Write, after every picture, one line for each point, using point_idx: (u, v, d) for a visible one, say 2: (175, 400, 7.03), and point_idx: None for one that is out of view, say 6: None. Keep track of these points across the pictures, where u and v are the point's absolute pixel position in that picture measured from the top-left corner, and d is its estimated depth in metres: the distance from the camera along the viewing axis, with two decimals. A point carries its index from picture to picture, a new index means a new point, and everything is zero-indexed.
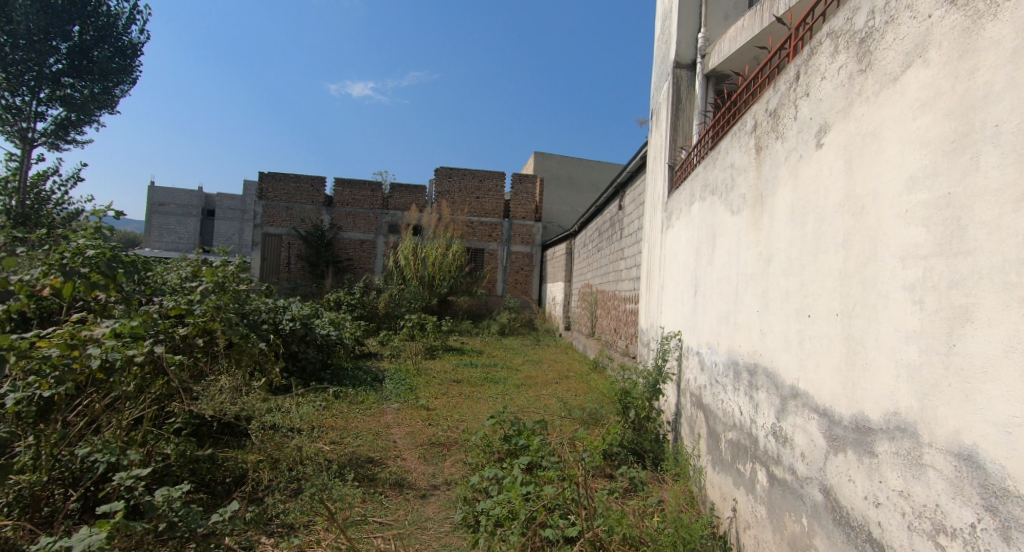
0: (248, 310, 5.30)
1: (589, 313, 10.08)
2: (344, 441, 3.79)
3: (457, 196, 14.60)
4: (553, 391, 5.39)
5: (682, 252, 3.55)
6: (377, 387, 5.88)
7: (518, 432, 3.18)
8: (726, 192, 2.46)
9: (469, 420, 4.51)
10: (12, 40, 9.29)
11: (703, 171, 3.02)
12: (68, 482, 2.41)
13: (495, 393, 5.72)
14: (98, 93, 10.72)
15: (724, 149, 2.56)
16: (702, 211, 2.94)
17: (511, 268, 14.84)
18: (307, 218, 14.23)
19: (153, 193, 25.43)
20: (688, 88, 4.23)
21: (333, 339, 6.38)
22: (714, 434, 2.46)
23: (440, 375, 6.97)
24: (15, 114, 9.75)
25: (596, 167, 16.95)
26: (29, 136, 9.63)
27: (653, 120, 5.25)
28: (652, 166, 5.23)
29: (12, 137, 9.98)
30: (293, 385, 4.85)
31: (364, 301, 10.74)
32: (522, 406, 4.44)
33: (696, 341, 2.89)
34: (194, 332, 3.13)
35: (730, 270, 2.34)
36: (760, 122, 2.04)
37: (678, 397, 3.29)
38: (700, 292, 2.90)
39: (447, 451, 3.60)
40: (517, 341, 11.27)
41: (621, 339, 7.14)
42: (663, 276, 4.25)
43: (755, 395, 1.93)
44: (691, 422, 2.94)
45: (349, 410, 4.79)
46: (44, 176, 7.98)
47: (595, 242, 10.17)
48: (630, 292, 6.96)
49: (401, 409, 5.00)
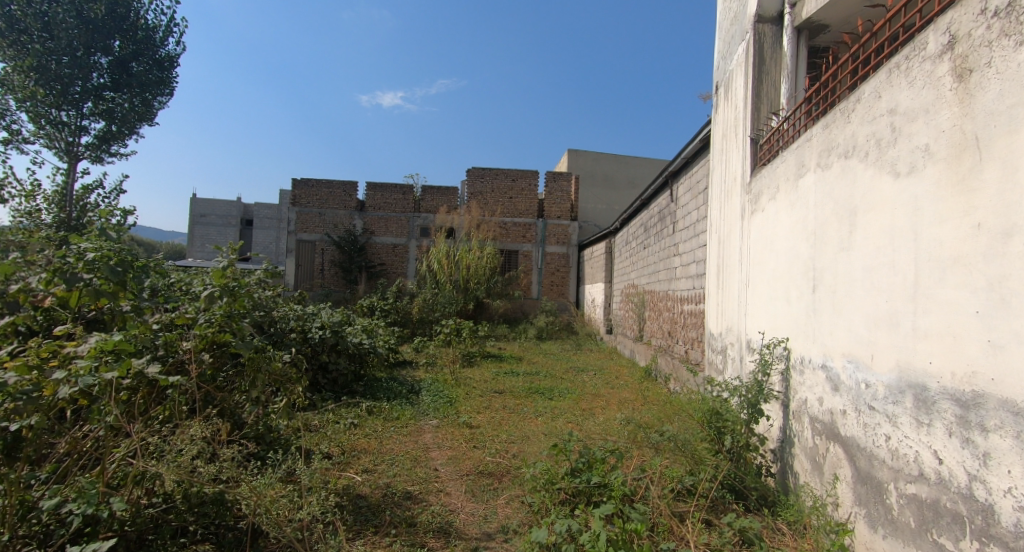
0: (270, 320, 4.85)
1: (635, 314, 9.37)
2: (377, 470, 3.25)
3: (490, 197, 14.10)
4: (613, 408, 4.74)
5: (780, 240, 2.93)
6: (413, 401, 5.34)
7: (588, 464, 2.59)
8: (877, 151, 1.85)
9: (520, 442, 3.92)
10: (55, 58, 9.47)
11: (819, 134, 2.40)
12: (37, 541, 1.87)
13: (545, 407, 5.12)
14: (137, 106, 10.78)
15: (867, 97, 1.95)
16: (822, 183, 2.32)
17: (547, 270, 14.21)
18: (340, 223, 13.96)
19: (194, 204, 25.88)
20: (773, 48, 3.60)
21: (366, 348, 5.88)
22: (869, 482, 1.85)
23: (480, 385, 6.41)
24: (60, 130, 9.85)
25: (634, 162, 16.12)
26: (73, 151, 9.78)
27: (720, 92, 4.61)
28: (719, 147, 4.59)
29: (56, 152, 10.09)
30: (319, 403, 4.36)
31: (396, 306, 10.33)
32: (582, 430, 3.84)
33: (823, 351, 2.27)
34: (201, 346, 2.61)
35: (890, 256, 1.75)
36: (965, 39, 1.42)
37: (789, 420, 2.67)
38: (824, 288, 2.29)
39: (497, 484, 3.02)
40: (557, 346, 10.65)
41: (679, 345, 6.44)
42: (745, 273, 3.63)
43: (977, 441, 1.32)
44: (817, 458, 2.32)
45: (382, 429, 4.28)
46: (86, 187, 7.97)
47: (641, 238, 9.45)
48: (688, 293, 6.26)
49: (440, 427, 4.45)
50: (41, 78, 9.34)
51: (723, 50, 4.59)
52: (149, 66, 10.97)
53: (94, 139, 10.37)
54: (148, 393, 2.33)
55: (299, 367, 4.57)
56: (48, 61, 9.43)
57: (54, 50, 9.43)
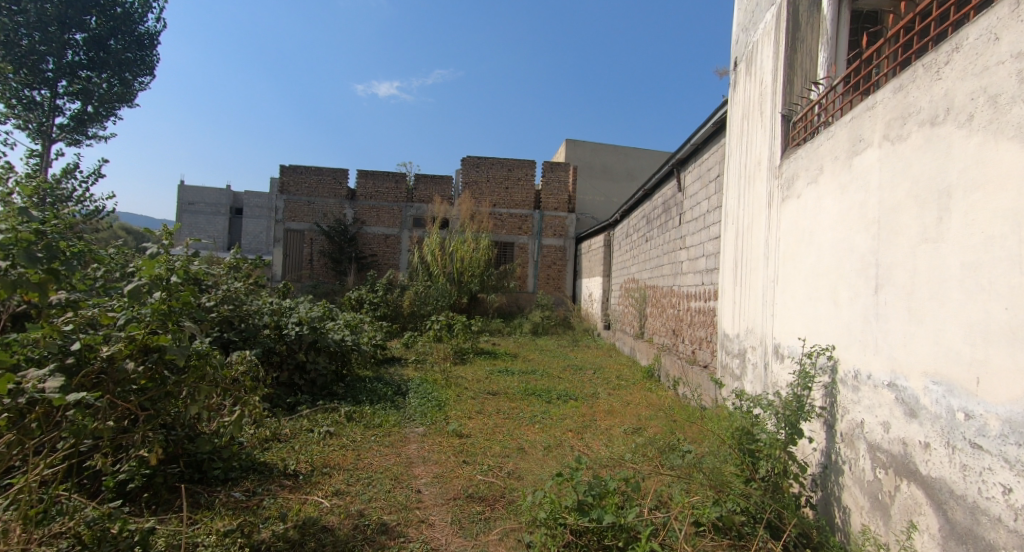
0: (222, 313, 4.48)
1: (635, 310, 8.96)
2: (349, 493, 2.82)
3: (485, 187, 13.62)
4: (619, 420, 4.32)
5: (821, 230, 2.52)
6: (399, 404, 4.90)
7: (599, 498, 2.18)
8: (988, 113, 1.44)
9: (515, 456, 3.50)
10: (26, 33, 8.89)
11: (885, 100, 1.98)
12: None
13: (543, 414, 4.71)
14: (116, 87, 10.23)
15: (969, 44, 1.52)
16: (889, 158, 1.92)
17: (544, 263, 13.77)
18: (330, 212, 13.45)
19: (182, 192, 25.31)
20: (809, 11, 3.16)
21: (348, 345, 5.42)
22: (974, 542, 1.43)
23: (473, 385, 5.98)
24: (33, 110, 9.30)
25: (633, 154, 15.64)
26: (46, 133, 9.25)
27: (740, 67, 4.16)
28: (738, 129, 4.15)
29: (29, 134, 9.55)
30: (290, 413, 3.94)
31: (386, 299, 9.88)
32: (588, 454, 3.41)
33: (890, 366, 1.87)
34: (125, 352, 2.14)
35: (1012, 248, 1.35)
36: None
37: (836, 444, 2.26)
38: (890, 288, 1.89)
39: (489, 513, 2.60)
40: (553, 341, 10.23)
41: (686, 345, 6.04)
42: (771, 269, 3.22)
43: None
44: (882, 497, 1.91)
45: (363, 439, 3.85)
46: (56, 169, 7.50)
47: (642, 231, 9.01)
48: (696, 289, 5.85)
49: (427, 436, 4.03)
50: (10, 55, 8.77)
51: (744, 21, 4.14)
52: (128, 44, 10.41)
53: (69, 121, 9.81)
54: (42, 416, 1.91)
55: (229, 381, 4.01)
56: (18, 37, 8.85)
57: (25, 25, 8.85)
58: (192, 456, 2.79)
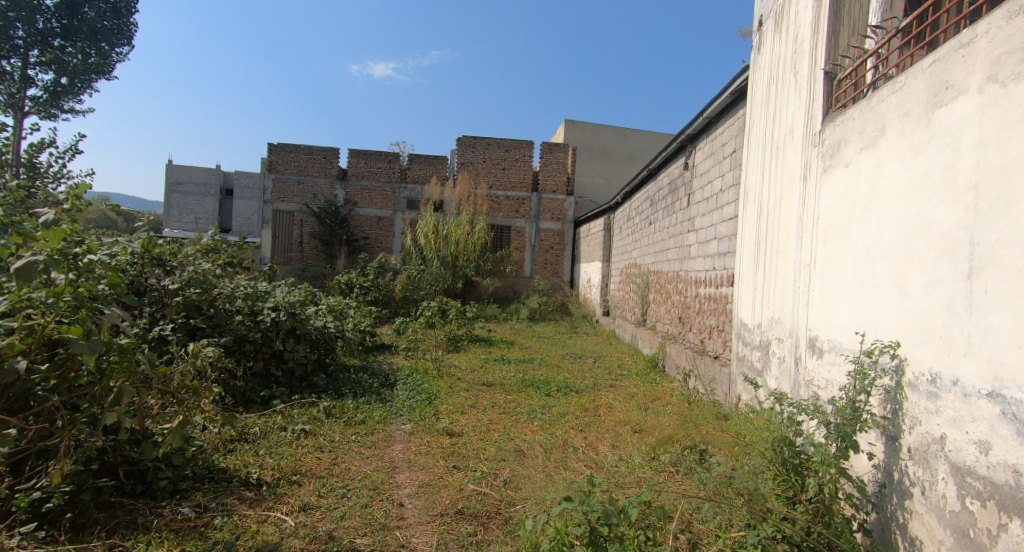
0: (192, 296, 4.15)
1: (637, 297, 8.57)
2: (319, 509, 2.44)
3: (481, 168, 13.11)
4: (625, 421, 3.94)
5: (879, 203, 2.10)
6: (385, 398, 4.49)
7: (615, 531, 1.80)
8: None
9: (511, 459, 3.13)
10: None
11: (989, 34, 1.58)
12: None
13: (542, 409, 4.33)
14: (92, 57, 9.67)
15: None
16: (999, 106, 1.53)
17: (541, 247, 13.32)
18: (320, 193, 12.94)
19: (171, 171, 24.63)
20: None
21: (331, 332, 5.02)
22: None
23: (466, 375, 5.59)
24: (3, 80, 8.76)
25: (634, 135, 15.09)
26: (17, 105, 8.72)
27: (765, 26, 3.72)
28: (762, 96, 3.71)
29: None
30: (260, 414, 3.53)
31: (377, 283, 9.47)
32: (596, 463, 3.02)
33: (997, 370, 1.48)
34: (20, 347, 1.83)
35: None
36: None
37: (899, 462, 1.85)
38: (998, 270, 1.50)
39: (481, 536, 2.23)
40: (551, 328, 9.85)
41: (694, 334, 5.64)
42: (806, 251, 2.80)
43: None
44: (976, 537, 1.52)
45: (343, 439, 3.46)
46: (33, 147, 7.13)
47: (645, 213, 8.57)
48: (706, 274, 5.44)
49: (414, 434, 3.64)
50: None
51: None
52: (103, 12, 9.89)
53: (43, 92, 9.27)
54: None
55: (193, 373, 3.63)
56: None
57: None
58: (133, 464, 2.39)
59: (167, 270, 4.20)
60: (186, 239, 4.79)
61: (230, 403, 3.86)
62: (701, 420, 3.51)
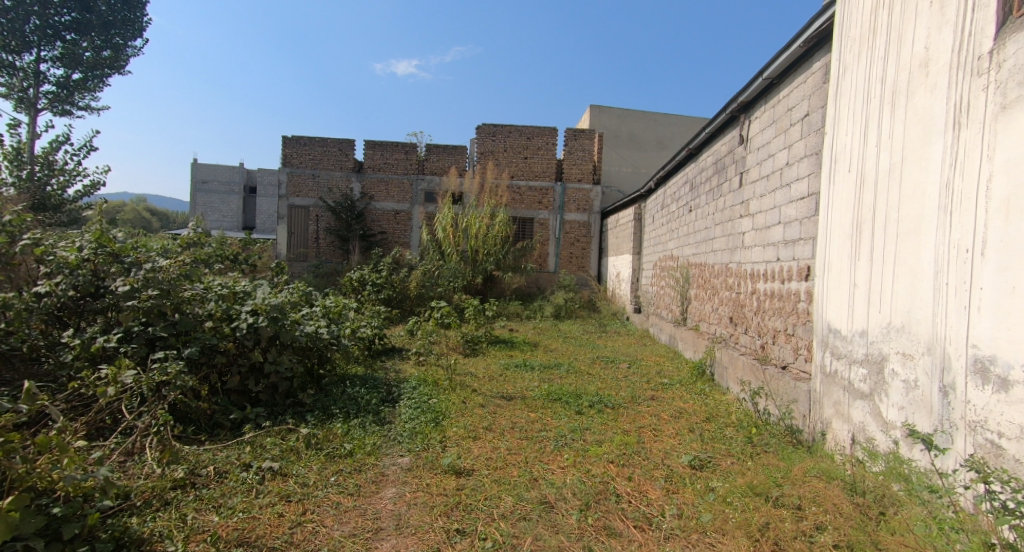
0: (151, 300, 3.46)
1: (675, 292, 7.65)
2: None
3: (502, 157, 12.29)
4: (680, 453, 3.10)
5: None
6: (382, 419, 3.71)
7: None
8: None
9: (535, 518, 2.33)
10: None
11: None
12: None
13: (574, 433, 3.50)
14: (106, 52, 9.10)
15: None
16: None
17: (566, 239, 12.44)
18: (336, 187, 12.29)
19: (195, 170, 24.48)
20: None
21: (324, 339, 4.27)
22: None
23: (483, 387, 4.80)
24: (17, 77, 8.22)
25: (664, 120, 14.06)
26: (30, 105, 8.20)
27: None
28: (859, 31, 2.83)
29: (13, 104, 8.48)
30: (214, 457, 2.83)
31: (391, 280, 8.68)
32: (653, 530, 2.22)
33: None
34: None
35: None
36: None
37: None
38: None
39: None
40: (579, 327, 8.98)
41: (752, 337, 4.75)
42: (958, 231, 1.96)
43: None
44: None
45: (320, 480, 2.70)
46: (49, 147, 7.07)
47: (684, 199, 7.62)
48: (767, 265, 4.54)
49: (411, 473, 2.85)
50: None
51: None
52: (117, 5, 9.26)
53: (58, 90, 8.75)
54: None
55: (141, 395, 2.96)
56: None
57: None
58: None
59: (124, 268, 3.55)
60: (161, 237, 4.12)
61: (187, 431, 3.17)
62: (786, 468, 2.67)
